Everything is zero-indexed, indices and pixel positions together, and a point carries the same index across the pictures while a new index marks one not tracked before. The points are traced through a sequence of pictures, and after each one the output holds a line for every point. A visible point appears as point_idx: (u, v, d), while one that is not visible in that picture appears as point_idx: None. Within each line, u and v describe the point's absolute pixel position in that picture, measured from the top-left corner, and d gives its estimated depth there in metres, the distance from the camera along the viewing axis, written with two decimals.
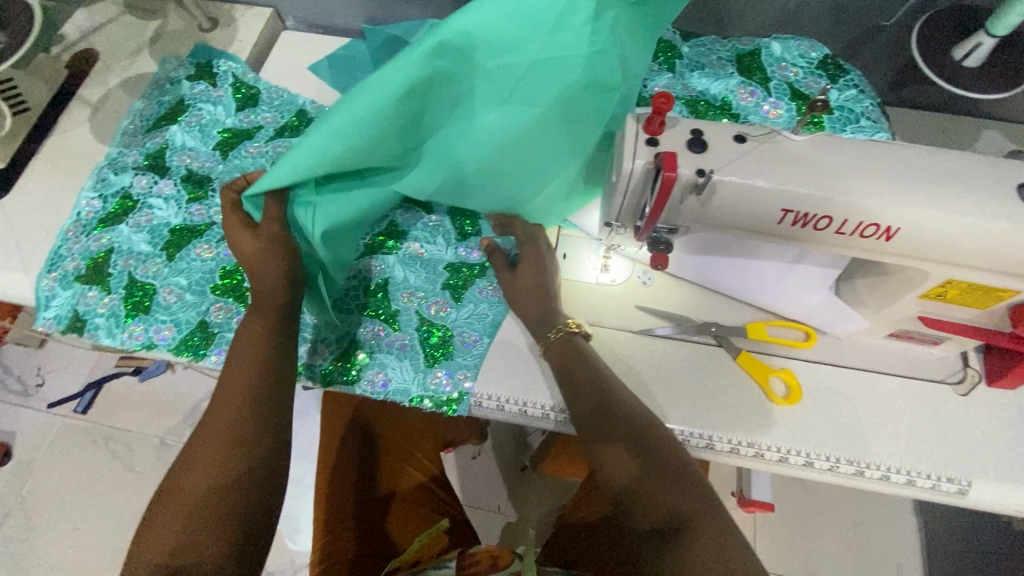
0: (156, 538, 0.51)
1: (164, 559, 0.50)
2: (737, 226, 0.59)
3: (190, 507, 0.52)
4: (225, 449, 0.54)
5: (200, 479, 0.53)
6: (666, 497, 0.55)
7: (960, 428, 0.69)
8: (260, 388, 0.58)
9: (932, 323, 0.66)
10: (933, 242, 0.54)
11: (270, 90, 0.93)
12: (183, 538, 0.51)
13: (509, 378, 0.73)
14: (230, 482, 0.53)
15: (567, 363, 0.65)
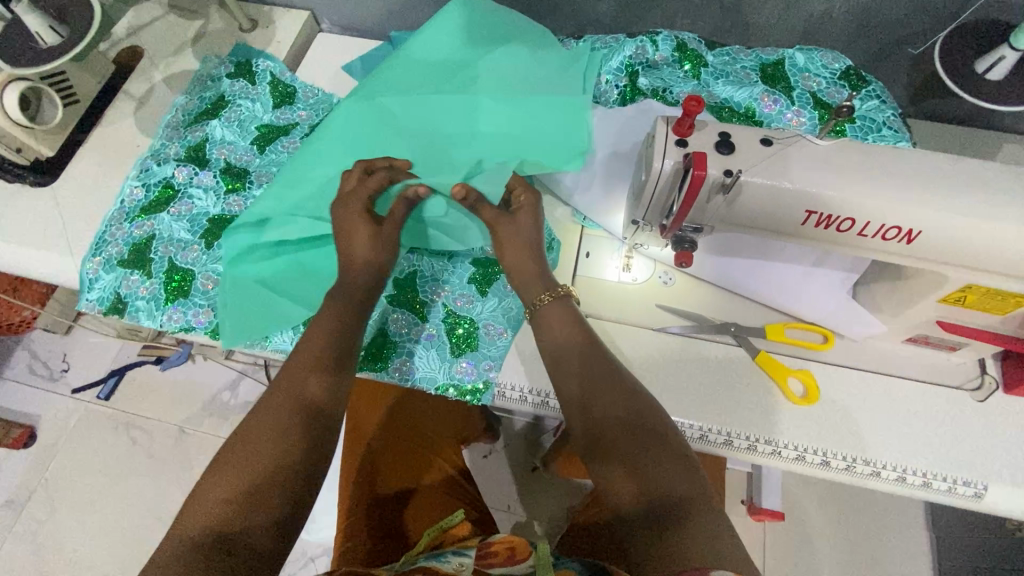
0: (215, 488, 0.53)
1: (214, 526, 0.51)
2: (761, 226, 0.59)
3: (251, 470, 0.54)
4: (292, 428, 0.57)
5: (260, 443, 0.56)
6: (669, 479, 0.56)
7: (977, 434, 0.69)
8: (322, 376, 0.62)
9: (949, 328, 0.66)
10: (954, 247, 0.54)
11: (306, 89, 0.96)
12: (234, 506, 0.52)
13: (528, 373, 0.75)
14: (290, 461, 0.56)
15: (548, 328, 0.67)
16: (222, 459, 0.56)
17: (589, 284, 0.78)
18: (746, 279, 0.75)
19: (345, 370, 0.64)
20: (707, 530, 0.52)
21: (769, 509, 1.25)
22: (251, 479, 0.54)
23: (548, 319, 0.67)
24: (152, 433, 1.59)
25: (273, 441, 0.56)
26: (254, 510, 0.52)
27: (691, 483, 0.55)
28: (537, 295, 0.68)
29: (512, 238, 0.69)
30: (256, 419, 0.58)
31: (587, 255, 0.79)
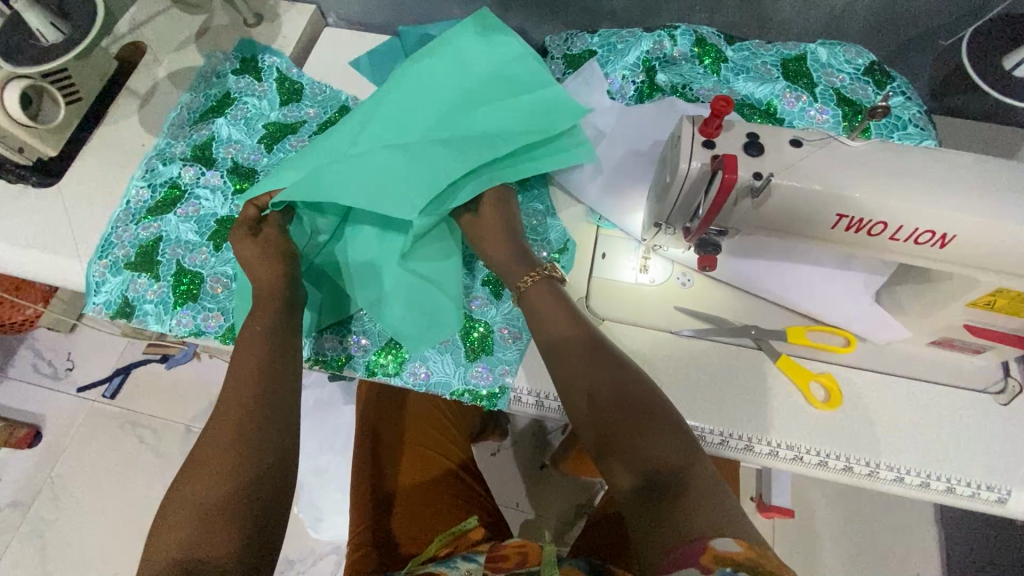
0: (175, 514, 0.53)
1: (179, 554, 0.51)
2: (790, 229, 0.58)
3: (199, 513, 0.52)
4: (241, 437, 0.57)
5: (214, 462, 0.55)
6: (663, 448, 0.54)
7: (1002, 438, 0.68)
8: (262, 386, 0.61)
9: (977, 331, 0.64)
10: (990, 251, 0.53)
11: (313, 85, 0.94)
12: (196, 530, 0.52)
13: (534, 377, 0.73)
14: (245, 471, 0.55)
15: (535, 307, 0.67)
16: (178, 487, 0.55)
17: (604, 286, 0.76)
18: (767, 281, 0.73)
19: (285, 372, 0.64)
20: (708, 495, 0.51)
21: (778, 506, 1.27)
22: (207, 498, 0.53)
23: (537, 299, 0.67)
24: (158, 432, 1.59)
25: (224, 456, 0.56)
26: (217, 548, 0.51)
27: (681, 449, 0.54)
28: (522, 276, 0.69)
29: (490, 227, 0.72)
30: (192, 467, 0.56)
31: (603, 256, 0.78)
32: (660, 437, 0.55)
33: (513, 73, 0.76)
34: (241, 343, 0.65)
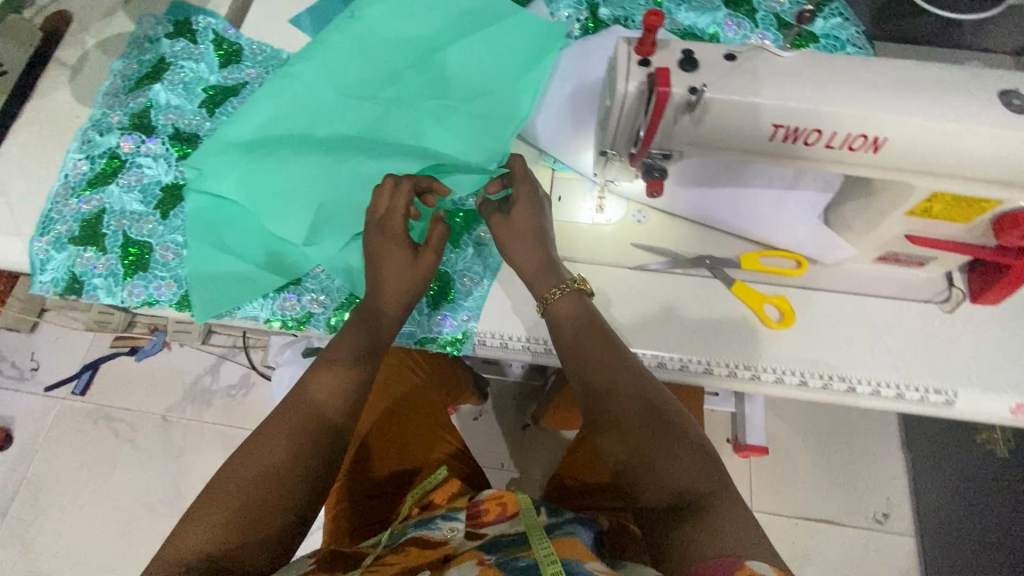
0: (211, 507, 0.54)
1: (207, 549, 0.52)
2: (730, 148, 0.58)
3: (223, 530, 0.53)
4: (288, 448, 0.58)
5: (258, 466, 0.57)
6: (691, 470, 0.58)
7: (947, 343, 0.71)
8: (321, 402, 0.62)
9: (918, 242, 0.66)
10: (920, 152, 0.54)
11: (252, 45, 0.91)
12: (228, 531, 0.53)
13: (509, 322, 0.73)
14: (283, 484, 0.56)
15: (569, 323, 0.66)
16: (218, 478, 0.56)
17: (561, 227, 0.77)
18: (720, 209, 0.73)
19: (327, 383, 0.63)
20: (731, 519, 0.54)
21: (753, 445, 1.35)
22: (243, 502, 0.55)
23: (568, 314, 0.66)
24: (134, 424, 1.56)
25: (267, 464, 0.57)
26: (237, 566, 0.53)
27: (710, 475, 0.58)
28: (548, 290, 0.67)
29: (515, 236, 0.69)
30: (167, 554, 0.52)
31: (559, 199, 0.78)
32: (685, 459, 0.58)
33: (461, 22, 0.80)
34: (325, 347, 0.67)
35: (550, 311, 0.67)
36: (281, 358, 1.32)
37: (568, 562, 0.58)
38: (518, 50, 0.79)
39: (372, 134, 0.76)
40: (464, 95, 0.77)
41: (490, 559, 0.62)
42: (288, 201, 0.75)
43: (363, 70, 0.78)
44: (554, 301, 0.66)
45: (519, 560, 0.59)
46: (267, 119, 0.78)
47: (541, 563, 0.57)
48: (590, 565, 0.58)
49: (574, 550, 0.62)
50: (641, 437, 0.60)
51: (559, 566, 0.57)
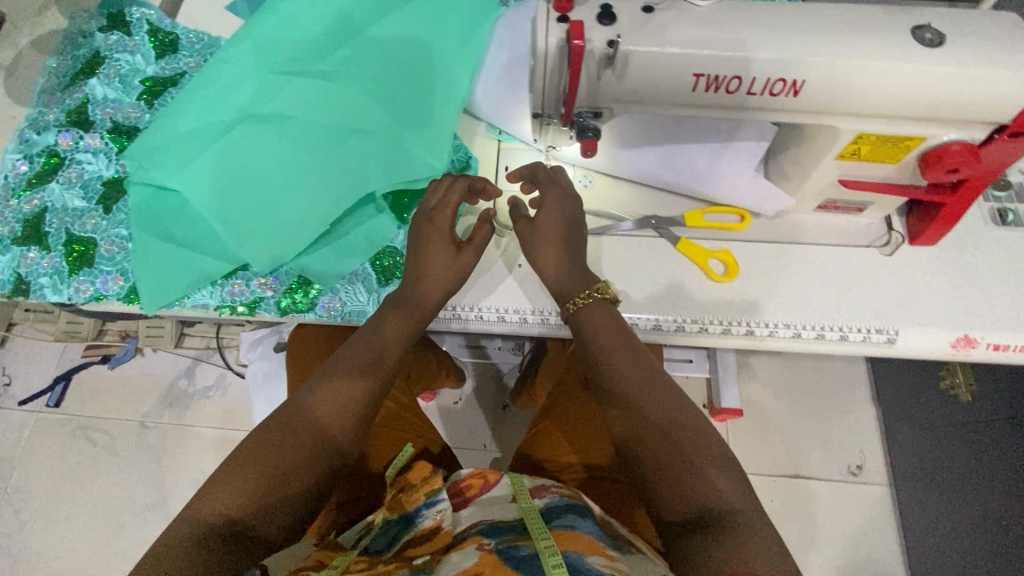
0: (236, 474, 0.56)
1: (228, 514, 0.54)
2: (657, 101, 0.59)
3: (245, 499, 0.55)
4: (312, 436, 0.59)
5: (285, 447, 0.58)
6: (718, 485, 0.57)
7: (888, 284, 0.73)
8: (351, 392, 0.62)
9: (851, 185, 0.67)
10: (839, 92, 0.55)
11: (188, 34, 0.90)
12: (249, 501, 0.55)
13: (514, 297, 0.77)
14: (303, 469, 0.57)
15: (594, 329, 0.65)
16: (245, 447, 0.58)
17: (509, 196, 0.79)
18: (660, 169, 0.74)
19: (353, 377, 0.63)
20: (751, 541, 0.53)
21: (728, 408, 1.36)
22: (267, 476, 0.56)
23: (593, 321, 0.66)
24: (112, 432, 1.55)
25: (291, 446, 0.58)
26: (253, 534, 0.55)
27: (738, 493, 0.57)
28: (575, 296, 0.67)
29: (545, 239, 0.69)
30: (185, 515, 0.54)
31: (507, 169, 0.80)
32: (712, 473, 0.57)
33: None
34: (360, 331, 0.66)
35: (573, 318, 0.67)
36: (252, 353, 1.31)
37: (570, 554, 0.58)
38: (455, 26, 0.81)
39: (315, 117, 0.76)
40: (405, 75, 0.79)
41: (490, 544, 0.62)
42: (233, 187, 0.75)
43: (301, 50, 0.78)
44: (577, 309, 0.66)
45: (519, 549, 0.59)
46: (204, 104, 0.76)
47: (541, 554, 0.57)
48: (593, 560, 0.58)
49: (574, 538, 0.61)
50: (667, 437, 0.60)
51: (561, 558, 0.57)
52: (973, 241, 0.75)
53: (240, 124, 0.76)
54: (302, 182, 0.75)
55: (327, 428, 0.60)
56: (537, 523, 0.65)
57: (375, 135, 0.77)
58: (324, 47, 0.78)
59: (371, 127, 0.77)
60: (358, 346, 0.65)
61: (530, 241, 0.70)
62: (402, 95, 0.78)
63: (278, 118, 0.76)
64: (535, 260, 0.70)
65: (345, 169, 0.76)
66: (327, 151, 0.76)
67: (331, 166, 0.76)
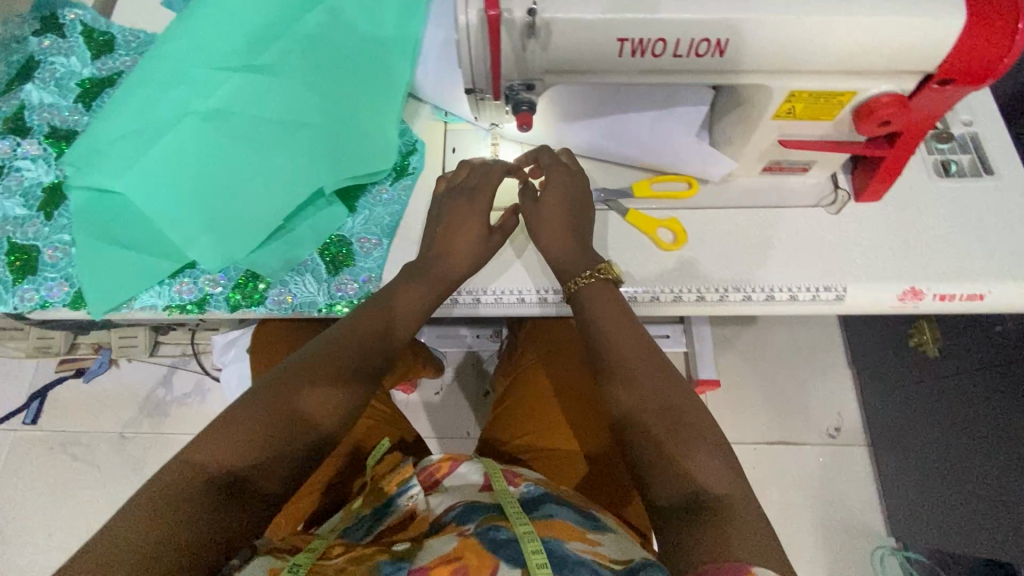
0: (239, 426, 0.56)
1: (228, 466, 0.54)
2: (586, 70, 0.58)
3: (246, 449, 0.55)
4: (316, 395, 0.60)
5: (287, 404, 0.59)
6: (709, 464, 0.57)
7: (835, 242, 0.73)
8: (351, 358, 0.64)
9: (791, 145, 0.67)
10: (760, 48, 0.55)
11: (125, 33, 0.88)
12: (249, 453, 0.55)
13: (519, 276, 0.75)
14: (302, 426, 0.59)
15: (597, 308, 0.67)
16: (247, 401, 0.58)
17: None
18: (606, 139, 0.74)
19: (352, 346, 0.64)
20: (741, 524, 0.53)
21: (705, 379, 1.37)
22: (269, 429, 0.57)
23: (595, 303, 0.67)
24: (91, 446, 1.54)
25: (291, 403, 0.59)
26: (251, 487, 0.55)
27: (728, 473, 0.57)
28: (577, 276, 0.68)
29: (552, 216, 0.70)
30: (190, 457, 0.54)
31: (454, 150, 0.80)
32: (704, 456, 0.57)
33: None
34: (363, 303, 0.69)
35: (574, 298, 0.68)
36: (226, 357, 1.30)
37: (548, 539, 0.57)
38: (393, 13, 0.80)
39: (253, 108, 0.73)
40: (345, 62, 0.77)
41: (471, 529, 0.60)
42: (173, 186, 0.72)
43: (233, 38, 0.74)
44: (578, 289, 0.68)
45: (499, 532, 0.58)
46: (140, 102, 0.74)
47: (520, 540, 0.55)
48: (572, 546, 0.57)
49: (552, 525, 0.60)
50: (661, 404, 0.61)
51: (539, 544, 0.56)
52: (918, 195, 0.75)
53: (175, 120, 0.72)
54: (248, 178, 0.73)
55: (327, 391, 0.61)
56: (514, 508, 0.64)
57: (317, 124, 0.74)
58: (259, 37, 0.74)
59: (313, 115, 0.74)
60: (362, 318, 0.67)
61: (534, 218, 0.71)
62: (345, 84, 0.76)
63: (211, 111, 0.72)
64: (541, 236, 0.70)
65: (289, 161, 0.73)
66: (268, 144, 0.73)
67: (273, 158, 0.73)
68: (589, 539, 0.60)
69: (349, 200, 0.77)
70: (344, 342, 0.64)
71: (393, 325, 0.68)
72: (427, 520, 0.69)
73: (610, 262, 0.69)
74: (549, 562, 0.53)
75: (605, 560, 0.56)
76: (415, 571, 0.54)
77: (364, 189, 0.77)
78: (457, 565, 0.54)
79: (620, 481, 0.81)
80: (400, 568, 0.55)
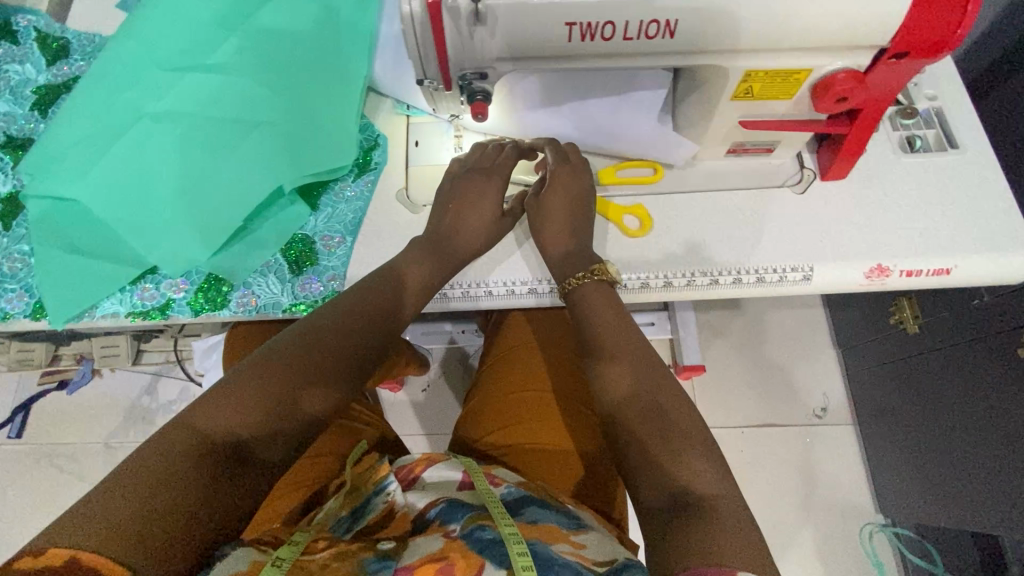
0: (239, 393, 0.54)
1: (227, 433, 0.52)
2: (537, 56, 0.57)
3: (245, 418, 0.53)
4: (317, 368, 0.58)
5: (286, 376, 0.56)
6: (696, 462, 0.54)
7: (801, 222, 0.73)
8: (352, 333, 0.62)
9: (751, 125, 0.67)
10: (710, 28, 0.55)
11: (80, 37, 0.86)
12: (248, 422, 0.53)
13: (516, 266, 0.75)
14: (301, 398, 0.56)
15: (592, 306, 0.66)
16: (249, 368, 0.56)
17: (420, 171, 0.77)
18: (566, 127, 0.74)
19: (351, 323, 0.62)
20: (727, 524, 0.50)
21: (689, 365, 1.37)
22: (269, 398, 0.55)
23: (590, 302, 0.67)
24: (77, 457, 1.52)
25: (291, 374, 0.57)
26: (250, 456, 0.53)
27: (716, 473, 0.54)
28: (572, 276, 0.68)
29: (553, 208, 0.70)
30: (188, 422, 0.52)
31: (416, 143, 0.79)
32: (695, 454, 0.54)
33: None
34: (365, 281, 0.67)
35: (569, 298, 0.68)
36: (207, 362, 1.29)
37: (534, 541, 0.56)
38: (349, 10, 0.79)
39: (209, 109, 0.72)
40: (301, 60, 0.76)
41: (455, 530, 0.59)
42: (131, 190, 0.71)
43: (187, 41, 0.74)
44: (573, 289, 0.68)
45: (485, 532, 0.57)
46: (95, 107, 0.73)
47: (506, 541, 0.54)
48: (557, 548, 0.56)
49: (536, 527, 0.60)
50: (661, 390, 0.60)
51: (524, 545, 0.55)
52: (883, 171, 0.75)
53: (131, 123, 0.72)
54: (205, 178, 0.71)
55: (328, 366, 0.59)
56: (499, 508, 0.63)
57: (276, 123, 0.73)
58: (212, 38, 0.74)
59: (270, 113, 0.73)
60: (359, 297, 0.65)
61: (537, 210, 0.71)
62: (302, 82, 0.76)
63: (167, 114, 0.72)
64: (541, 229, 0.70)
65: (247, 160, 0.72)
66: (226, 144, 0.72)
67: (231, 158, 0.72)
68: (574, 540, 0.59)
69: (311, 198, 0.76)
70: (343, 319, 0.62)
71: (380, 317, 0.64)
72: (408, 520, 0.66)
73: (605, 263, 0.69)
74: (533, 562, 0.52)
75: (589, 561, 0.55)
76: (400, 572, 0.52)
77: (326, 186, 0.77)
78: (442, 566, 0.52)
79: (599, 471, 0.80)
80: (386, 566, 0.54)
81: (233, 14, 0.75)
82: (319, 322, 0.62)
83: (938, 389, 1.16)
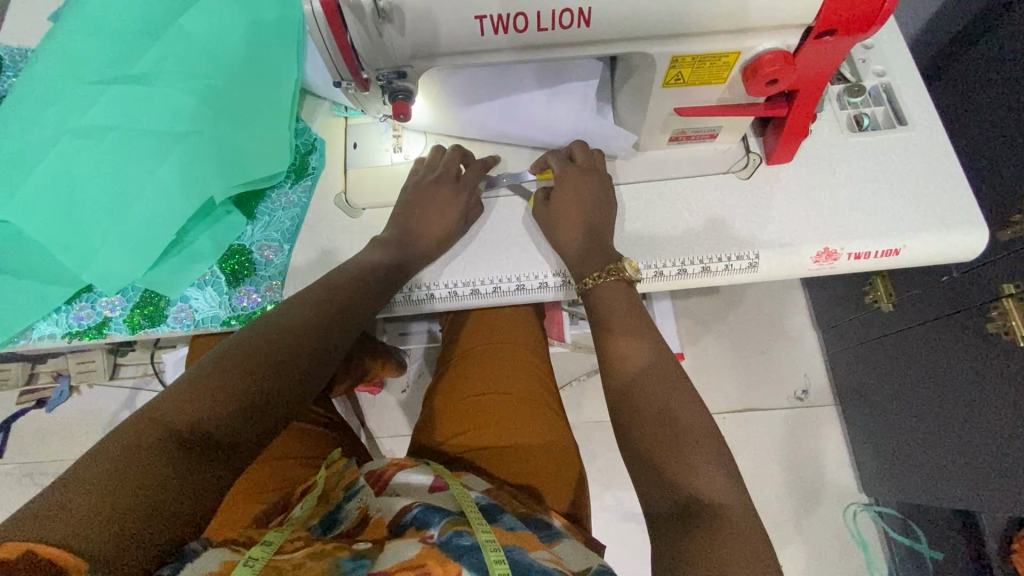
0: (207, 387, 0.51)
1: (195, 428, 0.49)
2: (453, 52, 0.56)
3: (213, 412, 0.50)
4: (291, 359, 0.56)
5: (257, 367, 0.54)
6: (706, 469, 0.53)
7: (746, 209, 0.72)
8: (319, 325, 0.60)
9: (686, 113, 0.65)
10: (625, 16, 0.53)
11: (12, 53, 0.84)
12: (217, 417, 0.50)
13: (530, 263, 0.72)
14: (270, 388, 0.54)
15: (609, 307, 0.65)
16: (216, 364, 0.53)
17: (361, 172, 0.76)
18: (501, 121, 0.72)
19: (323, 320, 0.61)
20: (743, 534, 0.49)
21: None
22: (240, 389, 0.52)
23: (607, 302, 0.65)
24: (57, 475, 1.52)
25: (261, 365, 0.54)
26: (221, 450, 0.50)
27: (728, 481, 0.53)
28: (589, 275, 0.66)
29: (563, 205, 0.69)
30: (153, 416, 0.49)
31: (355, 145, 0.77)
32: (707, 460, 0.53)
33: None
34: (326, 279, 0.66)
35: (586, 299, 0.66)
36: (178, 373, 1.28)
37: (512, 548, 0.54)
38: (276, 12, 0.78)
39: (139, 120, 0.71)
40: (231, 66, 0.75)
41: (434, 536, 0.55)
42: (63, 204, 0.69)
43: (111, 53, 0.73)
44: (590, 289, 0.66)
45: (462, 538, 0.53)
46: (20, 123, 0.71)
47: (483, 548, 0.51)
48: (533, 554, 0.54)
49: (512, 533, 0.57)
50: (663, 382, 0.58)
51: (502, 553, 0.52)
52: (830, 152, 0.73)
53: (58, 137, 0.70)
54: (140, 190, 0.70)
55: (298, 357, 0.57)
56: (476, 512, 0.59)
57: (208, 130, 0.72)
58: (136, 48, 0.73)
59: (202, 121, 0.72)
60: (331, 294, 0.63)
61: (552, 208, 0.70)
62: (232, 87, 0.74)
63: (95, 128, 0.71)
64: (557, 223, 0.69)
65: (180, 170, 0.71)
66: (159, 154, 0.71)
67: (164, 168, 0.71)
68: (550, 550, 0.57)
69: (252, 204, 0.75)
70: (316, 308, 0.61)
71: (344, 318, 0.62)
72: (383, 525, 0.60)
73: (622, 260, 0.66)
74: (511, 568, 0.50)
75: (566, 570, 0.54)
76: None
77: (262, 195, 0.75)
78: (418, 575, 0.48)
79: (554, 470, 0.80)
80: (362, 565, 0.51)
81: (157, 25, 0.75)
82: (292, 317, 0.60)
83: (904, 372, 1.13)
